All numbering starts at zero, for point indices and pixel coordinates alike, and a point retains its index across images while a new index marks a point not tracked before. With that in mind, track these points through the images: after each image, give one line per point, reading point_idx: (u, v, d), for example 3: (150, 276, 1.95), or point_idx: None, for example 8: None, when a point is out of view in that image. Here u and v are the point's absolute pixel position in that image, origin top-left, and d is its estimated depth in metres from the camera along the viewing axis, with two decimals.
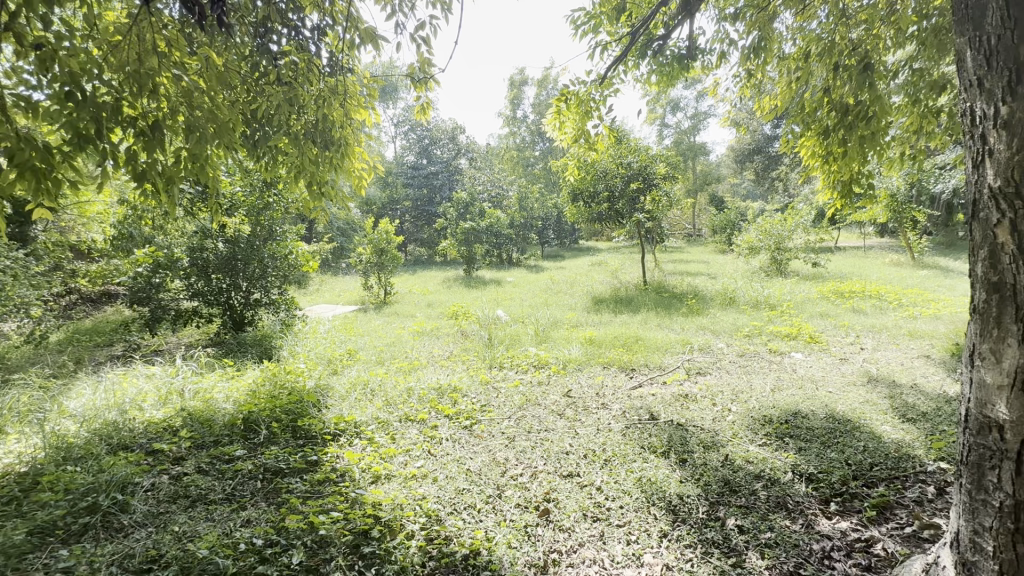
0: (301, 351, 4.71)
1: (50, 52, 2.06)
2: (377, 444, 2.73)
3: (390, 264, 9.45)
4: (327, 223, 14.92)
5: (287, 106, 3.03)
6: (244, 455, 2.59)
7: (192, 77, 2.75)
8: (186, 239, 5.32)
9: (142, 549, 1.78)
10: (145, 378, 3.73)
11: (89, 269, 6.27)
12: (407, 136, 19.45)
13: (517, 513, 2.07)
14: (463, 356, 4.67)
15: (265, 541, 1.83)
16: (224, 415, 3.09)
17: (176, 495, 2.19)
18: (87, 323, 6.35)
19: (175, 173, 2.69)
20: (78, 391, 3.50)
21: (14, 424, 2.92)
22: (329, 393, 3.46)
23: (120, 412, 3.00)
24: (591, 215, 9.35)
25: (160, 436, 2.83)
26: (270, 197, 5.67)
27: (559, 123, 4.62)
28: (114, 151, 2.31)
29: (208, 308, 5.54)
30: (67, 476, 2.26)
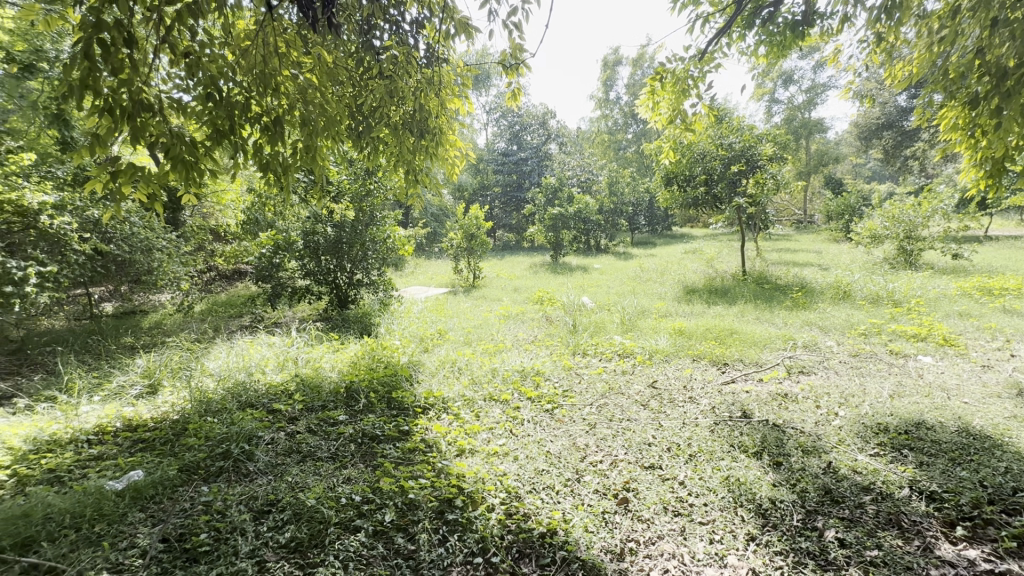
0: (396, 328, 5.05)
1: (196, 61, 2.39)
2: (462, 419, 2.88)
3: (480, 249, 9.73)
4: (423, 209, 15.73)
5: (387, 98, 3.21)
6: (346, 420, 2.86)
7: (307, 76, 3.02)
8: (301, 223, 5.91)
9: (263, 492, 2.06)
10: (267, 346, 4.25)
11: (224, 250, 7.23)
12: (499, 123, 19.80)
13: (595, 499, 2.07)
14: (547, 341, 4.72)
15: (362, 498, 2.02)
16: (330, 381, 3.43)
17: (290, 450, 2.48)
18: (224, 296, 7.35)
19: (292, 164, 3.00)
20: (215, 354, 4.09)
21: (170, 380, 3.53)
22: (420, 368, 3.69)
23: (247, 374, 3.47)
24: (685, 200, 8.90)
25: (278, 397, 3.21)
26: (371, 184, 6.09)
27: (653, 104, 4.45)
28: (243, 144, 2.63)
29: (318, 287, 6.13)
30: (207, 425, 2.68)
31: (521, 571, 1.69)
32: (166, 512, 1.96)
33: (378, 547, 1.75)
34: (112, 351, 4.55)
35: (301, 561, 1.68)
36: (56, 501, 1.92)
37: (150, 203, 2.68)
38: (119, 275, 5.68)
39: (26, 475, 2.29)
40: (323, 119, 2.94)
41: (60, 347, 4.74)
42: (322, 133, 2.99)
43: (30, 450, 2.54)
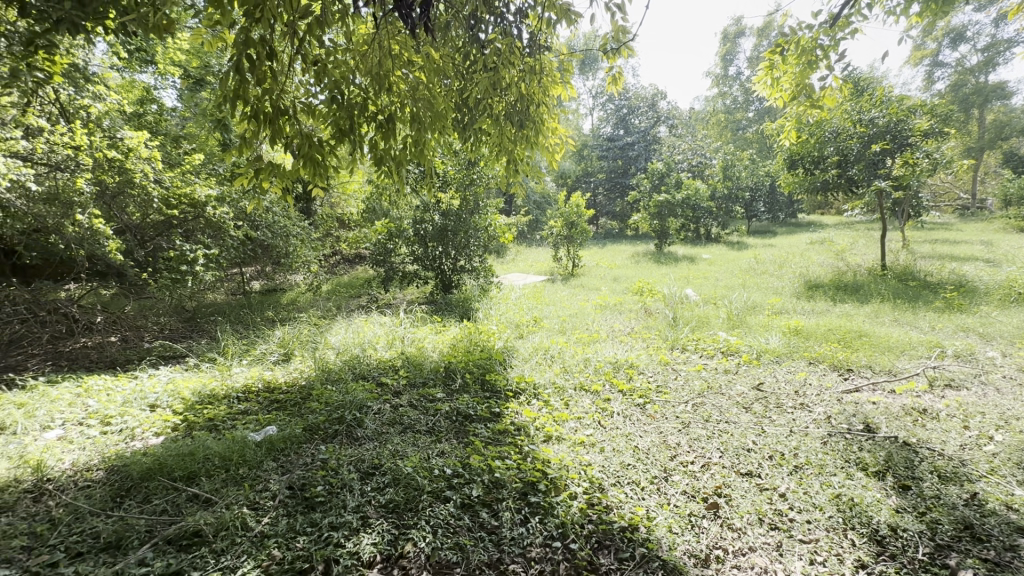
0: (494, 314, 5.24)
1: (322, 68, 2.68)
2: (552, 406, 2.93)
3: (580, 237, 9.64)
4: (526, 196, 15.98)
5: (489, 90, 3.30)
6: (444, 398, 3.06)
7: (416, 75, 3.22)
8: (412, 212, 6.35)
9: (369, 456, 2.30)
10: (379, 324, 4.68)
11: (347, 236, 8.04)
12: (605, 108, 19.31)
13: (683, 500, 2.00)
14: (644, 333, 4.57)
15: (453, 472, 2.17)
16: (431, 360, 3.69)
17: (393, 421, 2.73)
18: (346, 277, 8.18)
19: (402, 157, 3.23)
20: (337, 329, 4.60)
21: (301, 350, 4.06)
22: (514, 353, 3.81)
23: (362, 349, 3.86)
24: (812, 185, 7.97)
25: (386, 371, 3.54)
26: (475, 174, 6.32)
27: (773, 79, 4.09)
28: (359, 142, 2.90)
29: (425, 272, 6.56)
30: (327, 392, 3.05)
31: (599, 561, 1.69)
32: (292, 463, 2.29)
33: (464, 519, 1.87)
34: (257, 323, 5.32)
35: (398, 521, 1.85)
36: (213, 445, 2.37)
37: (285, 196, 3.08)
38: (264, 257, 6.60)
39: (194, 421, 2.82)
40: (430, 113, 3.11)
41: (220, 317, 5.66)
42: (428, 127, 3.17)
43: (196, 402, 3.11)
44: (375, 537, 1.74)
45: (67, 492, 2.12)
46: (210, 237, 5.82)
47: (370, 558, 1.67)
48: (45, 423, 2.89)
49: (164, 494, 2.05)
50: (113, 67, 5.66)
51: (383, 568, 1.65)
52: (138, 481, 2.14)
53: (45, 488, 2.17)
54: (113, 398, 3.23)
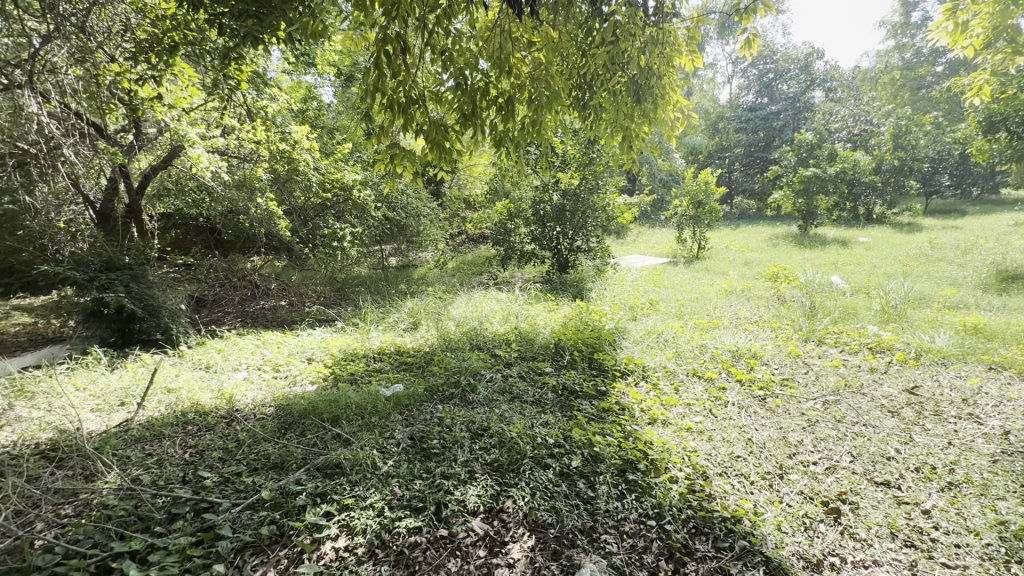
0: (607, 295, 5.18)
1: (448, 58, 2.88)
2: (660, 390, 2.86)
3: (708, 218, 8.97)
4: (650, 174, 15.29)
5: (608, 65, 3.22)
6: (552, 372, 3.16)
7: (535, 55, 3.27)
8: (532, 192, 6.52)
9: (479, 418, 2.49)
10: (497, 300, 4.95)
11: (471, 216, 8.52)
12: (747, 74, 17.52)
13: (797, 500, 1.86)
14: (774, 322, 4.18)
15: (555, 442, 2.26)
16: (542, 336, 3.82)
17: (503, 389, 2.90)
18: (470, 255, 8.69)
19: (519, 138, 3.33)
20: (459, 303, 4.97)
21: (427, 320, 4.47)
22: (625, 335, 3.76)
23: (480, 322, 4.13)
24: (1019, 152, 6.42)
25: (500, 343, 3.75)
26: (595, 153, 6.24)
27: (960, 23, 3.38)
28: (479, 124, 3.07)
29: (543, 252, 6.70)
30: (447, 359, 3.35)
31: (695, 547, 1.66)
32: (414, 417, 2.59)
33: (562, 486, 1.95)
34: (391, 294, 5.94)
35: (500, 479, 2.00)
36: (353, 395, 2.76)
37: (415, 179, 3.39)
38: (399, 236, 7.30)
39: (339, 374, 3.32)
40: (548, 93, 3.15)
41: (363, 287, 6.43)
42: (546, 107, 3.22)
43: (342, 358, 3.65)
44: (479, 490, 1.92)
45: (249, 420, 2.68)
46: (356, 217, 6.62)
47: (474, 507, 1.84)
48: (235, 365, 3.63)
49: (315, 431, 2.48)
50: (287, 72, 6.65)
51: (485, 517, 1.81)
52: (297, 417, 2.62)
53: (234, 415, 2.77)
54: (282, 350, 3.93)
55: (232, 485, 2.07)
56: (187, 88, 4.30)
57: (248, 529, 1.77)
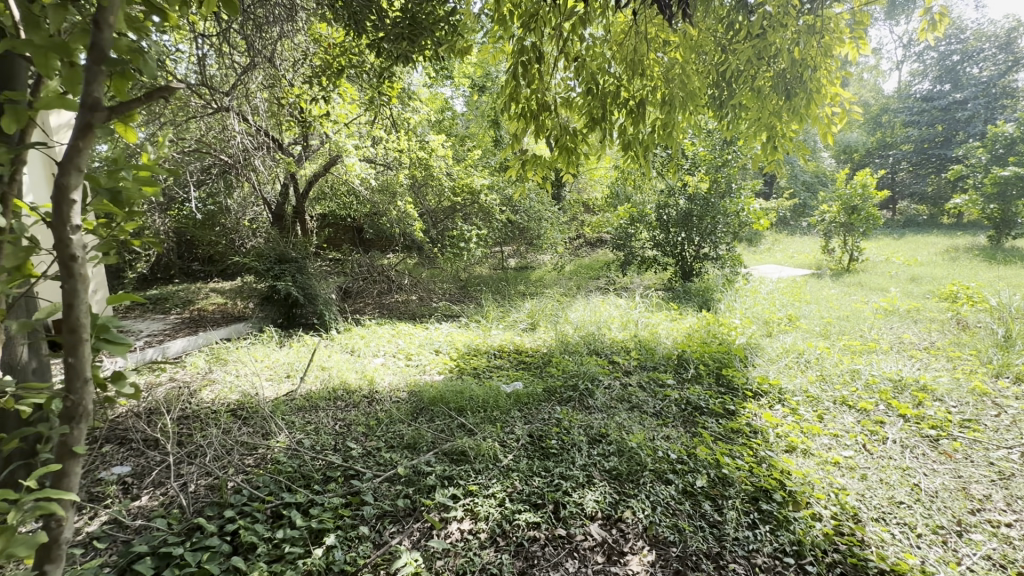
0: (738, 307, 4.81)
1: (581, 63, 2.92)
2: (800, 416, 2.58)
3: (864, 225, 7.85)
4: (793, 176, 13.83)
5: (754, 61, 2.99)
6: (674, 385, 3.03)
7: (671, 56, 3.17)
8: (656, 197, 6.40)
9: (597, 424, 2.49)
10: (615, 306, 4.88)
11: (590, 220, 8.48)
12: (923, 58, 14.98)
13: (981, 565, 1.57)
14: (952, 351, 3.52)
15: (677, 458, 2.17)
16: (664, 346, 3.67)
17: (622, 398, 2.85)
18: (588, 259, 8.66)
19: (650, 141, 3.25)
20: (577, 306, 5.00)
21: (546, 322, 4.57)
22: (758, 352, 3.46)
23: (598, 328, 4.11)
24: None
25: (618, 350, 3.69)
26: (730, 154, 5.83)
27: None
28: (609, 128, 3.04)
29: (665, 258, 6.43)
30: (565, 362, 3.39)
31: None
32: (533, 416, 2.67)
33: (685, 504, 1.88)
34: (511, 294, 6.16)
35: (619, 488, 1.98)
36: (477, 389, 2.93)
37: (541, 184, 3.49)
38: (520, 238, 7.54)
39: (463, 367, 3.54)
40: (683, 94, 3.03)
41: (484, 286, 6.75)
42: (680, 109, 3.09)
43: (465, 352, 3.89)
44: (597, 495, 1.92)
45: (387, 402, 2.99)
46: (481, 219, 6.99)
47: (592, 512, 1.85)
48: (375, 351, 4.06)
49: (443, 418, 2.68)
50: (427, 86, 7.24)
51: (603, 524, 1.81)
52: (427, 403, 2.86)
53: (375, 395, 3.11)
54: (414, 341, 4.30)
55: (374, 458, 2.32)
56: (348, 105, 4.97)
57: (387, 499, 1.98)
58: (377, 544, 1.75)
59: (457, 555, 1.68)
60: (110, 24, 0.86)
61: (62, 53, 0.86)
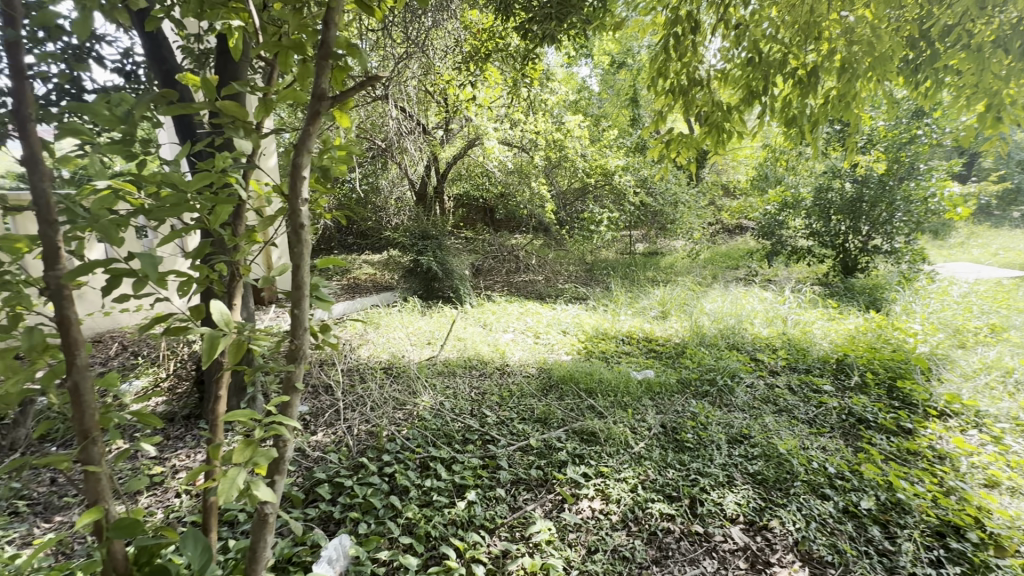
0: (917, 310, 4.09)
1: (743, 31, 2.66)
2: (1006, 447, 2.13)
3: None
4: (1006, 154, 11.17)
5: (975, 12, 2.45)
6: (832, 392, 2.69)
7: (858, 14, 2.73)
8: (815, 179, 5.64)
9: (738, 423, 2.32)
10: (759, 299, 4.46)
11: (731, 204, 7.81)
12: None
13: None
14: None
15: (837, 473, 1.95)
16: (819, 348, 3.28)
17: (767, 399, 2.62)
18: (726, 246, 7.99)
19: (821, 116, 2.86)
20: (713, 297, 4.67)
21: (678, 312, 4.35)
22: (947, 364, 2.91)
23: (738, 321, 3.81)
24: None
25: (763, 348, 3.38)
26: (919, 129, 4.90)
27: None
28: (771, 102, 2.75)
29: (822, 249, 5.69)
30: (700, 354, 3.21)
31: None
32: (665, 406, 2.58)
33: (846, 525, 1.70)
34: (640, 280, 5.96)
35: (765, 495, 1.85)
36: (606, 373, 2.91)
37: (687, 164, 3.28)
38: (651, 222, 7.22)
39: (591, 350, 3.54)
40: (870, 59, 2.60)
41: (612, 270, 6.63)
42: (864, 77, 2.67)
43: (594, 335, 3.88)
44: (739, 497, 1.81)
45: (518, 376, 3.12)
46: (613, 202, 6.84)
47: (732, 514, 1.75)
48: (505, 327, 4.24)
49: (573, 397, 2.72)
50: (565, 66, 7.20)
51: (746, 529, 1.71)
52: (556, 381, 2.92)
53: (506, 368, 3.26)
54: (542, 320, 4.40)
55: (507, 427, 2.45)
56: (492, 90, 5.16)
57: (520, 467, 2.08)
58: (513, 507, 1.85)
59: (589, 531, 1.70)
60: (335, 22, 0.99)
61: (299, 52, 1.02)
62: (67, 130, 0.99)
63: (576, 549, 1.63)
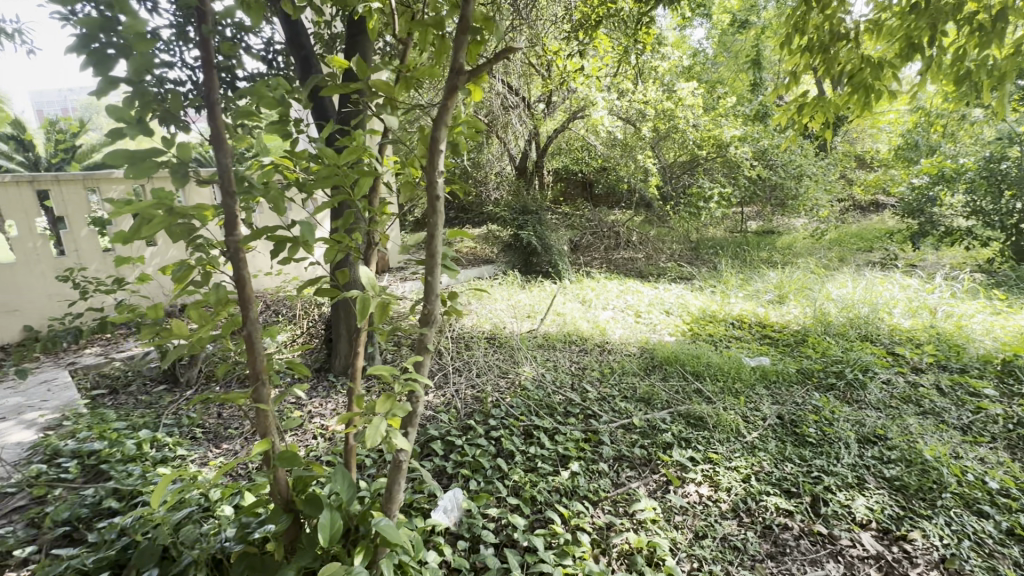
0: None
1: None
2: None
3: None
4: None
5: None
6: (995, 398, 2.32)
7: None
8: (984, 147, 4.76)
9: (872, 422, 2.10)
10: (900, 287, 3.92)
11: (867, 178, 6.86)
12: None
13: None
14: None
15: (1000, 489, 1.70)
16: (978, 346, 2.83)
17: (907, 398, 2.34)
18: (858, 225, 7.07)
19: (1007, 70, 2.37)
20: (842, 282, 4.19)
21: (798, 296, 3.97)
22: None
23: (873, 310, 3.39)
24: None
25: (903, 342, 3.00)
26: None
27: None
28: (937, 56, 2.32)
29: (988, 231, 4.82)
30: (825, 344, 2.93)
31: None
32: (783, 396, 2.41)
33: (1010, 549, 1.49)
34: (753, 261, 5.51)
35: (904, 503, 1.68)
36: (715, 356, 2.76)
37: (823, 130, 2.92)
38: (768, 197, 6.60)
39: (697, 332, 3.37)
40: None
41: (720, 249, 6.20)
42: None
43: (700, 317, 3.69)
44: (871, 502, 1.66)
45: (619, 354, 3.08)
46: (725, 175, 6.34)
47: (863, 519, 1.61)
48: (605, 304, 4.18)
49: (678, 379, 2.63)
50: (677, 29, 6.72)
51: (878, 536, 1.56)
52: (660, 361, 2.84)
53: (607, 346, 3.23)
54: (643, 299, 4.27)
55: (609, 403, 2.44)
56: (602, 59, 4.97)
57: (623, 444, 2.07)
58: (616, 482, 1.86)
59: (696, 516, 1.66)
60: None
61: (439, 30, 1.06)
62: (240, 113, 1.14)
63: (683, 532, 1.60)
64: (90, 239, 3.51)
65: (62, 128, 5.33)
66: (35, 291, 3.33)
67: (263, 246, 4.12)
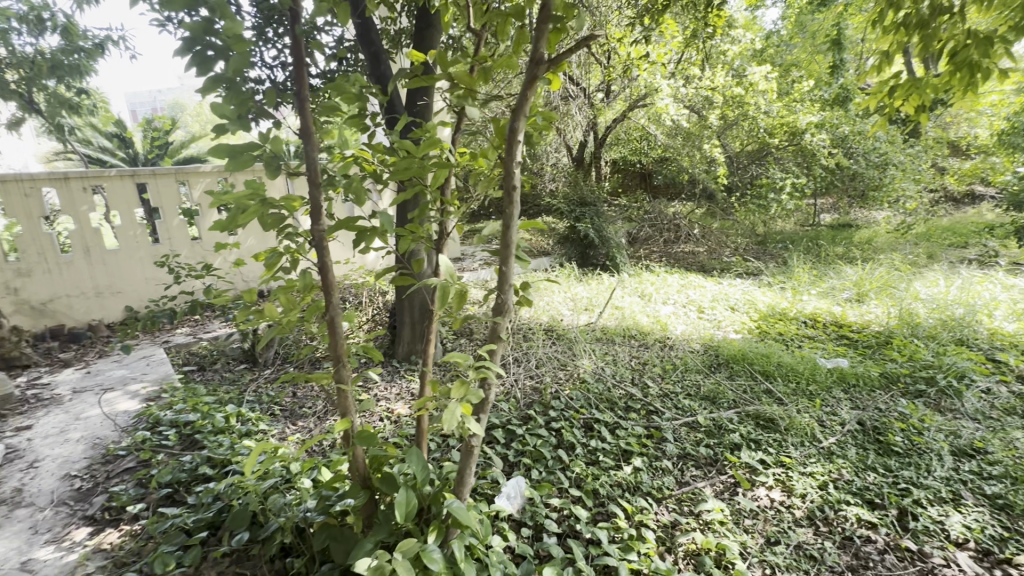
0: None
1: None
2: None
3: None
4: None
5: None
6: None
7: None
8: None
9: (968, 434, 1.93)
10: (1001, 288, 3.54)
11: (962, 166, 6.23)
12: None
13: None
14: None
15: None
16: None
17: (1011, 410, 2.13)
18: (949, 219, 6.44)
19: None
20: (932, 280, 3.84)
21: (880, 295, 3.69)
22: None
23: (970, 311, 3.09)
24: None
25: (1005, 349, 2.73)
26: None
27: None
28: None
29: None
30: (913, 347, 2.71)
31: None
32: (864, 401, 2.26)
33: None
34: (827, 256, 5.17)
35: (1008, 525, 1.54)
36: (786, 356, 2.62)
37: (918, 114, 2.66)
38: (846, 188, 6.14)
39: (766, 330, 3.21)
40: None
41: (789, 243, 5.84)
42: None
43: (769, 314, 3.51)
44: (969, 520, 1.53)
45: (681, 350, 2.99)
46: (798, 164, 5.96)
47: (959, 538, 1.49)
48: (665, 299, 4.06)
49: (745, 378, 2.52)
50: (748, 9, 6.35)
51: (977, 557, 1.44)
52: (725, 359, 2.73)
53: (668, 341, 3.14)
54: (705, 294, 4.11)
55: (672, 400, 2.38)
56: (668, 44, 4.79)
57: (688, 442, 2.02)
58: (680, 481, 1.81)
59: (768, 521, 1.59)
60: None
61: (520, 19, 1.06)
62: (326, 108, 1.20)
63: (753, 537, 1.54)
64: (181, 228, 3.81)
65: (156, 127, 5.87)
66: (134, 275, 3.67)
67: (345, 235, 4.37)
